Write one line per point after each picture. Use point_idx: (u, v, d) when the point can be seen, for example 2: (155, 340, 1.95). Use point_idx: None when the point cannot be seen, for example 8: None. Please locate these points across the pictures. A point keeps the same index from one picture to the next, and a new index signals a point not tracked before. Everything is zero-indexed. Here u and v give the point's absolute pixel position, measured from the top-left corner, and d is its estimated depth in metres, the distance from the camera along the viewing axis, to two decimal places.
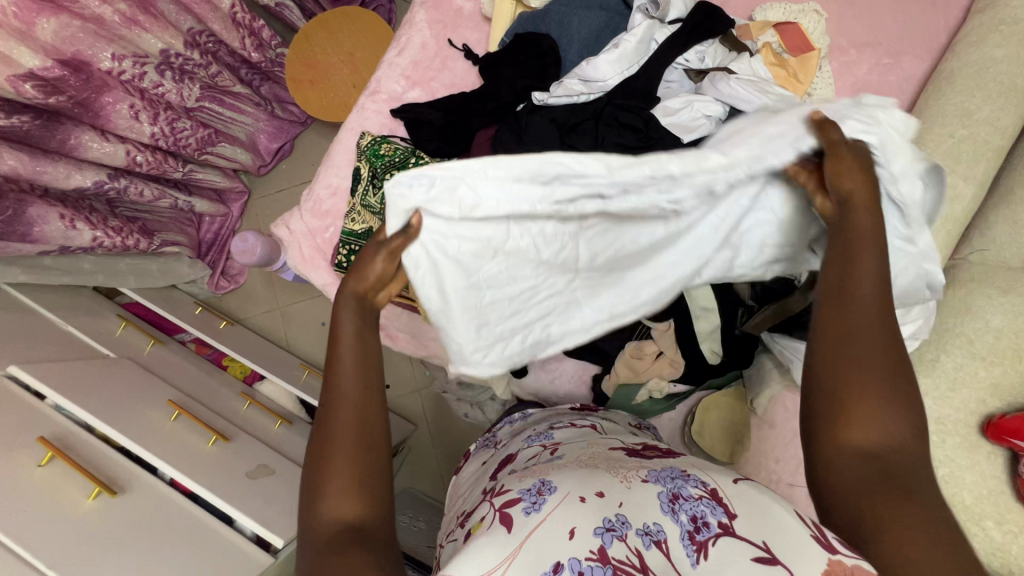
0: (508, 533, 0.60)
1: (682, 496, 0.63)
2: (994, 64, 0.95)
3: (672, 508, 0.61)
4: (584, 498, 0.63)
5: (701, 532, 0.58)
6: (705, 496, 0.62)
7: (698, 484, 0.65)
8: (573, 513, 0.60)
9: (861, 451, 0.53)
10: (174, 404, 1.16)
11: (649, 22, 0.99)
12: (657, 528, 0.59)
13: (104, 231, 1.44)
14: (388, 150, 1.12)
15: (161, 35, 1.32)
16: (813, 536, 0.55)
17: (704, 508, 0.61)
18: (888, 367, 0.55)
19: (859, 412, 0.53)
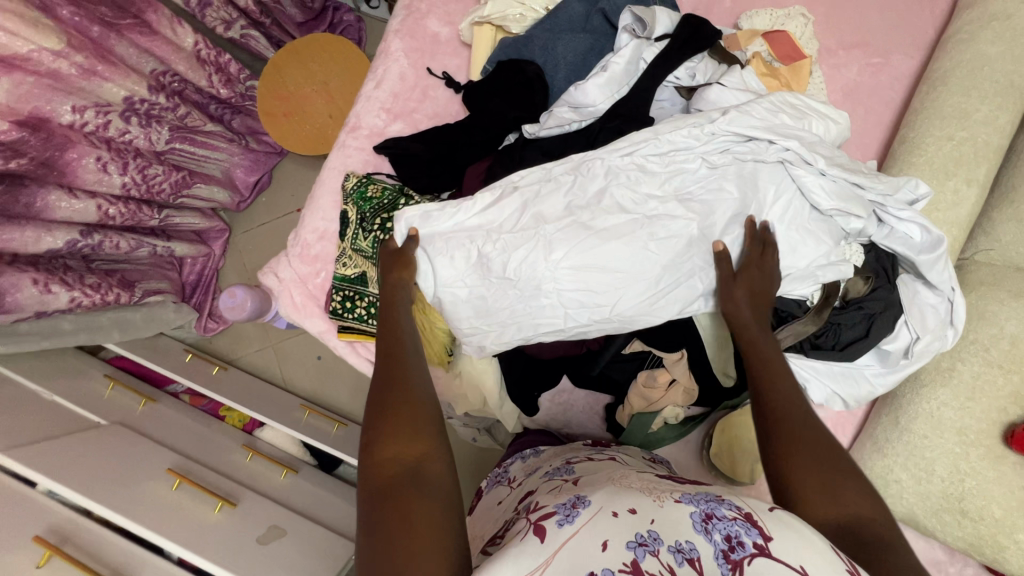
0: (540, 542, 0.60)
1: (716, 515, 0.59)
2: (988, 62, 0.93)
3: (705, 527, 0.58)
4: (617, 513, 0.62)
5: (738, 551, 0.55)
6: (739, 517, 0.59)
7: (731, 506, 0.61)
8: (603, 527, 0.60)
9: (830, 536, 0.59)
10: (175, 472, 1.12)
11: (636, 41, 0.95)
12: (689, 546, 0.57)
13: (81, 291, 1.38)
14: (375, 191, 1.08)
15: (123, 82, 1.25)
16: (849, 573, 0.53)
17: (738, 528, 0.58)
18: (831, 460, 0.62)
19: (815, 503, 0.59)
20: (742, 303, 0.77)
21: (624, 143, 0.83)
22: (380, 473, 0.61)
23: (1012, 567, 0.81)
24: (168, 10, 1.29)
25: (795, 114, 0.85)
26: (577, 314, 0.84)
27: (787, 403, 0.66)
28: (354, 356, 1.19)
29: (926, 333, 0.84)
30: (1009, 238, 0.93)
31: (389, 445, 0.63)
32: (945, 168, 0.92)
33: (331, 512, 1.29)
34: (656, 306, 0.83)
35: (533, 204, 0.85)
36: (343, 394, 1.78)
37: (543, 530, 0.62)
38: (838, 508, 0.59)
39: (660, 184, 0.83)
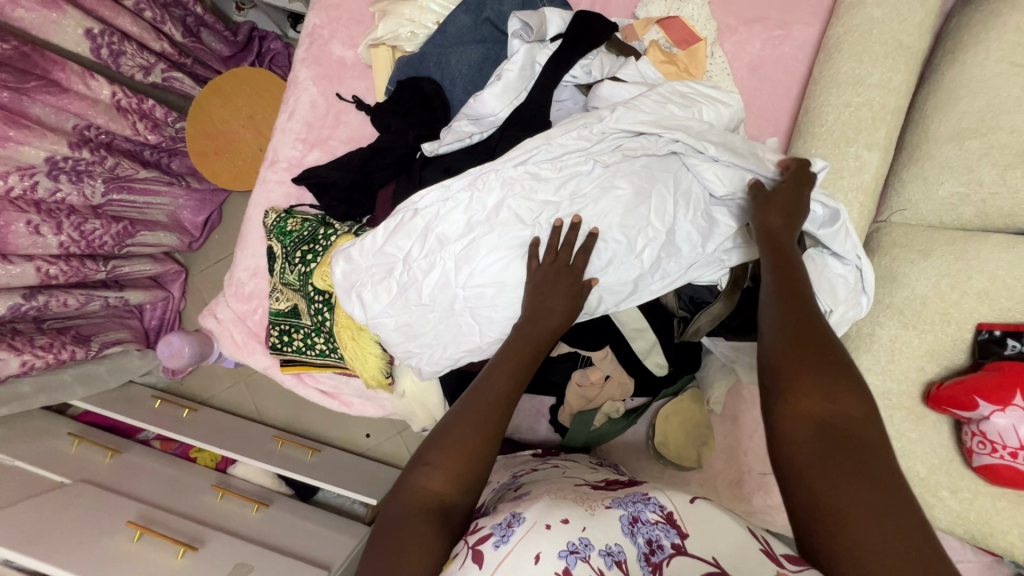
0: (480, 568, 0.59)
1: (641, 518, 0.64)
2: (877, 25, 0.93)
3: (631, 530, 0.63)
4: (549, 525, 0.61)
5: (657, 553, 0.61)
6: (661, 519, 0.64)
7: (656, 506, 0.66)
8: (535, 541, 0.60)
9: (805, 428, 0.55)
10: (135, 523, 1.15)
11: (526, 47, 0.95)
12: (618, 549, 0.60)
13: (32, 354, 1.38)
14: (294, 224, 1.08)
15: (41, 144, 1.26)
16: (761, 549, 0.61)
17: (660, 532, 0.63)
18: (835, 372, 0.58)
19: (805, 398, 0.56)
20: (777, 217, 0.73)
21: (516, 153, 0.83)
22: (419, 496, 0.62)
23: (942, 523, 0.82)
24: (77, 65, 1.29)
25: (684, 104, 0.86)
26: (489, 333, 0.86)
27: (802, 317, 0.63)
28: (302, 387, 1.20)
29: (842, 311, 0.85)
30: (919, 196, 0.92)
31: (445, 478, 0.62)
32: (844, 135, 0.92)
33: (305, 540, 1.32)
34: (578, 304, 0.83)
35: (436, 227, 0.85)
36: (316, 422, 1.79)
37: (479, 558, 0.60)
38: (830, 403, 0.56)
39: (556, 190, 0.83)
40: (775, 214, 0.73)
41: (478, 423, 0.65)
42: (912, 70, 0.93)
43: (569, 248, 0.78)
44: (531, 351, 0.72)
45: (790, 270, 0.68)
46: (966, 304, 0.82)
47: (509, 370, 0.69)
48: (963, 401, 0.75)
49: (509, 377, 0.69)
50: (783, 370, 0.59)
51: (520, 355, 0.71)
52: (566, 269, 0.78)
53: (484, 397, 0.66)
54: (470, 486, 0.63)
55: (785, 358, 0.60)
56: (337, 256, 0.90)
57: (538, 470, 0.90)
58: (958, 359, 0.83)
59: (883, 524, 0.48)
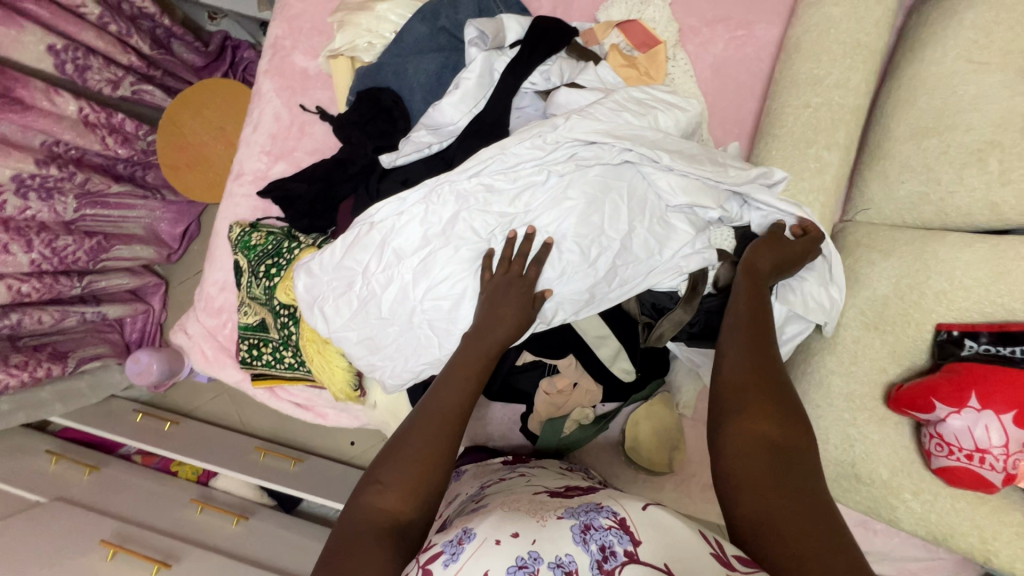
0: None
1: (593, 525, 0.57)
2: (834, 24, 0.93)
3: (582, 538, 0.55)
4: (498, 540, 0.56)
5: (609, 561, 0.53)
6: (615, 525, 0.57)
7: (609, 513, 0.59)
8: (485, 557, 0.55)
9: (753, 445, 0.58)
10: (108, 542, 1.14)
11: (484, 53, 0.93)
12: (568, 559, 0.53)
13: (6, 372, 1.37)
14: (259, 238, 1.07)
15: (7, 162, 1.25)
16: (714, 554, 0.53)
17: (613, 538, 0.55)
18: (785, 401, 0.62)
19: (753, 417, 0.60)
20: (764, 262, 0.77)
21: (470, 164, 0.82)
22: (372, 515, 0.60)
23: (906, 525, 0.82)
24: (41, 81, 1.28)
25: (641, 110, 0.86)
26: (449, 346, 0.86)
27: (762, 351, 0.68)
28: (276, 401, 1.20)
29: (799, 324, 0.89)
30: (881, 195, 0.92)
31: (397, 494, 0.61)
32: (804, 136, 0.92)
33: (285, 553, 1.32)
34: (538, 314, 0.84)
35: (392, 241, 0.84)
36: (300, 432, 1.79)
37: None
38: (778, 427, 0.59)
39: (511, 201, 0.83)
40: (765, 254, 0.78)
41: (429, 439, 0.64)
42: (871, 69, 0.93)
43: (522, 258, 0.79)
44: (484, 360, 0.72)
45: (758, 301, 0.73)
46: (925, 304, 0.82)
47: (461, 380, 0.69)
48: (921, 404, 0.75)
49: (463, 388, 0.69)
50: (740, 394, 0.63)
51: (471, 364, 0.71)
52: (519, 279, 0.78)
53: (436, 413, 0.66)
54: (422, 499, 0.61)
55: (741, 384, 0.64)
56: (298, 268, 0.89)
57: (505, 479, 0.85)
58: (919, 359, 0.82)
59: (814, 528, 0.50)
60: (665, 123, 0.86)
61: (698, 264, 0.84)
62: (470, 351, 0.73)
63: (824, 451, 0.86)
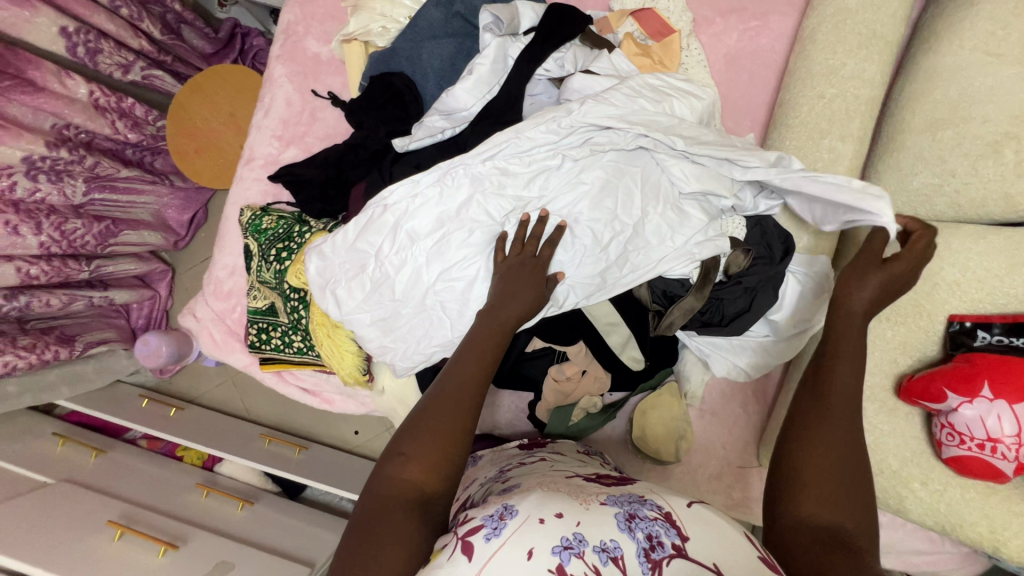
0: (467, 561, 0.55)
1: (638, 514, 0.58)
2: (851, 15, 0.92)
3: (629, 525, 0.57)
4: (543, 519, 0.57)
5: (657, 550, 0.55)
6: (660, 517, 0.58)
7: (653, 506, 0.60)
8: (528, 536, 0.56)
9: (808, 535, 0.56)
10: (116, 523, 1.15)
11: (499, 39, 0.94)
12: (614, 545, 0.55)
13: (13, 354, 1.37)
14: (270, 221, 1.08)
15: (17, 143, 1.25)
16: (762, 558, 0.56)
17: (659, 528, 0.57)
18: (846, 477, 0.57)
19: (808, 499, 0.57)
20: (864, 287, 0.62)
21: (484, 147, 0.82)
22: (396, 486, 0.60)
23: (914, 515, 0.82)
24: (51, 63, 1.28)
25: (656, 95, 0.86)
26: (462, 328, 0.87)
27: (841, 413, 0.60)
28: (283, 385, 1.20)
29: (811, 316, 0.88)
30: (894, 187, 0.92)
31: (419, 466, 0.61)
32: (818, 127, 0.92)
33: (290, 538, 1.32)
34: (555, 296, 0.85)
35: (406, 222, 0.84)
36: (303, 420, 1.79)
37: (465, 551, 0.56)
38: (835, 511, 0.56)
39: (526, 185, 0.83)
40: (857, 289, 0.63)
41: (451, 419, 0.64)
42: (887, 61, 0.92)
43: (535, 240, 0.79)
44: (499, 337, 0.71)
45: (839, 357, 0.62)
46: (938, 295, 0.81)
47: (479, 360, 0.69)
48: (932, 393, 0.75)
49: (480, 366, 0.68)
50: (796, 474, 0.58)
51: (489, 346, 0.70)
52: (532, 259, 0.78)
53: (455, 393, 0.65)
54: (444, 470, 0.61)
55: (803, 457, 0.59)
56: (311, 249, 0.88)
57: (525, 464, 0.85)
58: (930, 351, 0.82)
59: None
60: (680, 107, 0.86)
61: (712, 251, 0.84)
62: (486, 333, 0.71)
63: None
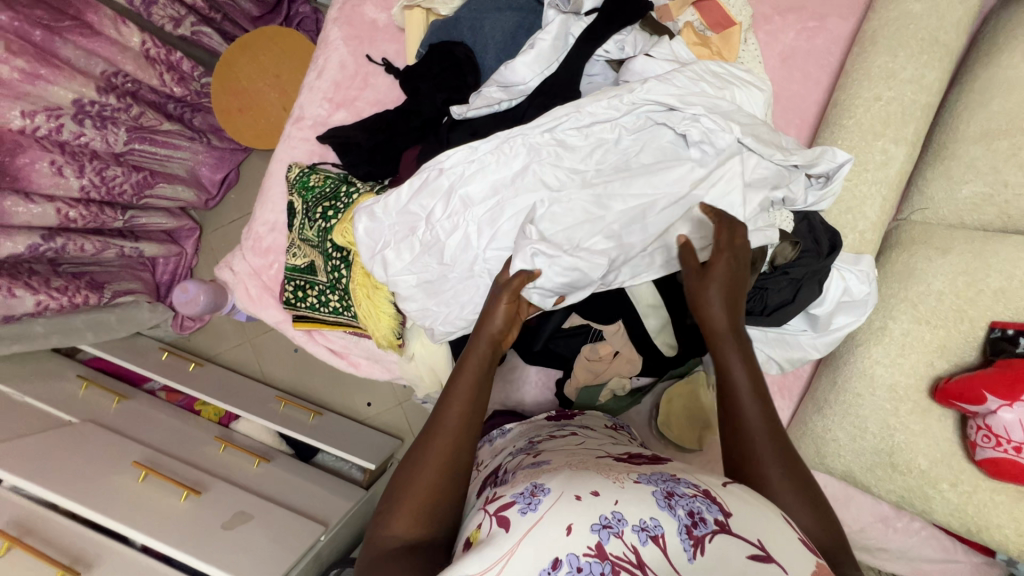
0: (505, 533, 0.56)
1: (677, 492, 0.58)
2: (913, 20, 0.93)
3: (668, 503, 0.56)
4: (579, 496, 0.57)
5: (699, 527, 0.54)
6: (699, 494, 0.58)
7: (689, 484, 0.60)
8: (565, 511, 0.56)
9: None
10: (140, 464, 1.16)
11: (561, 16, 0.94)
12: (653, 522, 0.54)
13: (47, 294, 1.39)
14: (317, 180, 1.09)
15: (70, 85, 1.27)
16: (800, 539, 0.55)
17: (700, 505, 0.56)
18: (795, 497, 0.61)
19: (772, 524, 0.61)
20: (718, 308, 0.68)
21: (545, 119, 0.84)
22: (385, 540, 0.60)
23: (939, 515, 0.84)
24: (110, 10, 1.32)
25: (718, 82, 0.87)
26: None
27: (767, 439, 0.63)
28: (312, 344, 1.21)
29: (850, 315, 0.89)
30: (941, 195, 0.93)
31: (405, 519, 0.60)
32: (873, 129, 0.92)
33: (305, 498, 1.33)
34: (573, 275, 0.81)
35: (460, 187, 0.85)
36: (318, 385, 1.79)
37: (505, 524, 0.57)
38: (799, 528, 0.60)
39: (583, 158, 0.85)
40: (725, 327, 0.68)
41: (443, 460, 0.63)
42: (945, 69, 0.93)
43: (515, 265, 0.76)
44: (476, 388, 0.66)
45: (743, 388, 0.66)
46: (981, 302, 0.83)
47: (454, 414, 0.65)
48: (971, 395, 0.76)
49: (457, 422, 0.65)
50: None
51: (464, 402, 0.65)
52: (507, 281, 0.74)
53: (445, 435, 0.64)
54: (432, 518, 0.61)
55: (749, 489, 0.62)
56: (359, 209, 0.90)
57: (557, 436, 0.86)
58: (968, 356, 0.83)
59: None
60: (740, 97, 0.88)
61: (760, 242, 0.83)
62: (459, 388, 0.66)
63: (862, 439, 0.88)
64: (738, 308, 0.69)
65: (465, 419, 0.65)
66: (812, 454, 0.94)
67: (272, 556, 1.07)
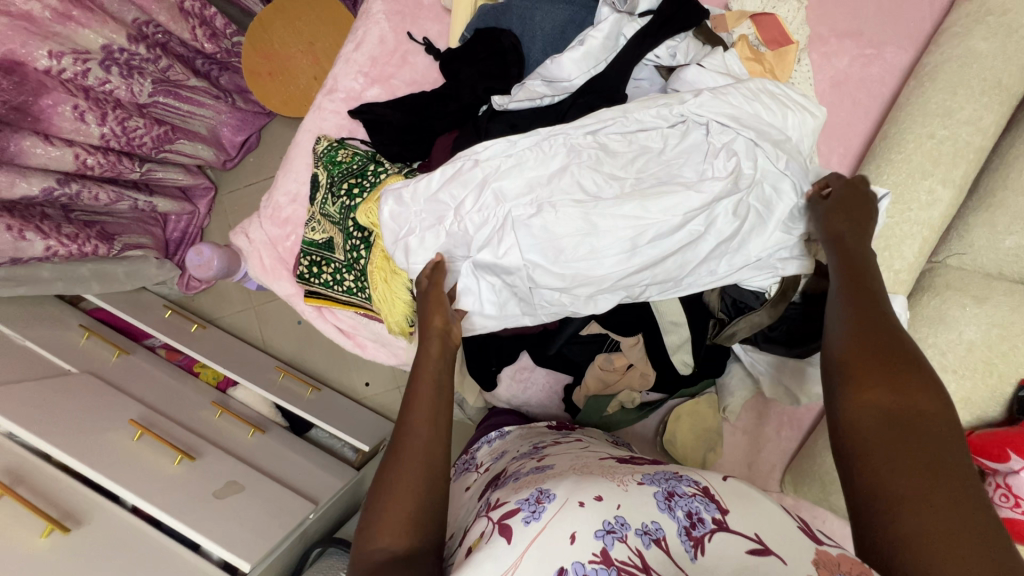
0: (507, 544, 0.54)
1: (677, 492, 0.57)
2: (978, 59, 0.90)
3: (668, 505, 0.56)
4: (582, 502, 0.56)
5: (698, 527, 0.54)
6: (698, 493, 0.57)
7: (690, 482, 0.59)
8: (569, 518, 0.54)
9: (867, 419, 0.51)
10: (137, 423, 1.15)
11: (616, 15, 0.91)
12: (655, 526, 0.53)
13: (57, 240, 1.37)
14: (345, 156, 1.06)
15: (101, 29, 1.24)
16: (801, 528, 0.54)
17: (699, 505, 0.56)
18: (902, 363, 0.53)
19: (865, 386, 0.53)
20: (840, 219, 0.72)
21: (589, 120, 0.82)
22: (370, 556, 0.57)
23: None
24: None
25: (773, 102, 0.83)
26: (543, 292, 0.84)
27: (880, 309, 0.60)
28: (320, 321, 1.19)
29: None
30: (982, 242, 0.90)
31: (389, 530, 0.57)
32: (922, 167, 0.90)
33: (297, 473, 1.32)
34: (606, 265, 0.79)
35: (495, 180, 0.82)
36: (318, 359, 1.77)
37: (507, 531, 0.56)
38: (894, 395, 0.51)
39: (624, 164, 0.82)
40: (839, 221, 0.72)
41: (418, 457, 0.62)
42: (1003, 114, 0.90)
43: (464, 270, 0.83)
44: (433, 388, 0.68)
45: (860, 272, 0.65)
46: (1014, 357, 0.81)
47: (421, 418, 0.65)
48: (994, 452, 0.75)
49: (423, 425, 0.65)
50: (842, 366, 0.56)
51: (425, 407, 0.66)
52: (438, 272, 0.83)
53: (415, 438, 0.63)
54: (417, 526, 0.58)
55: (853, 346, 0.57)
56: (384, 189, 0.88)
57: (561, 442, 0.85)
58: (992, 410, 0.83)
59: (937, 510, 0.43)
60: (791, 122, 0.84)
61: (766, 277, 0.86)
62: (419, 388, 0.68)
63: None
64: (862, 223, 0.72)
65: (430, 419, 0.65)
66: (816, 489, 0.92)
67: (259, 530, 1.06)
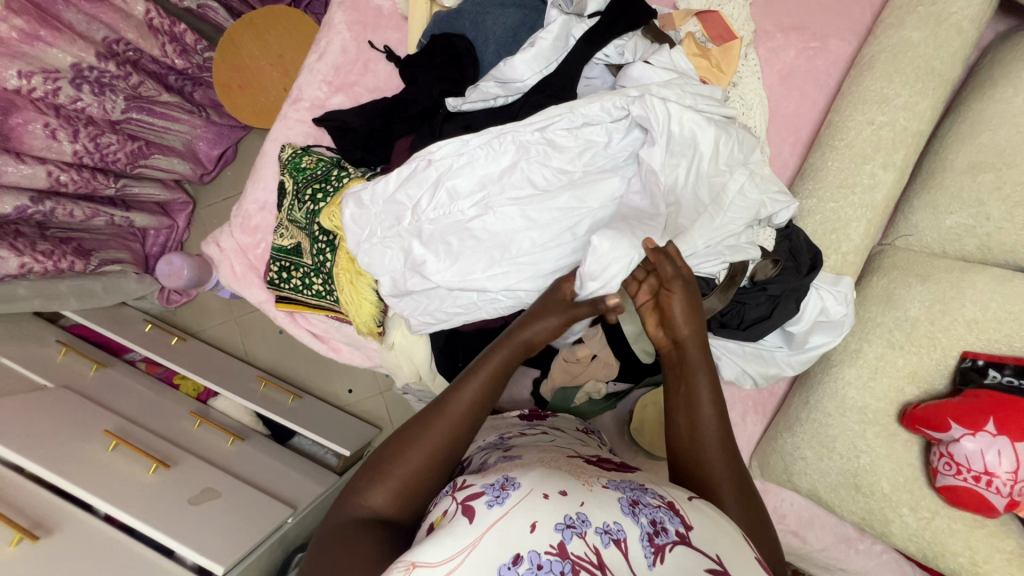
0: (468, 523, 0.54)
1: (642, 501, 0.58)
2: (912, 47, 0.94)
3: (632, 511, 0.56)
4: (547, 494, 0.56)
5: (660, 536, 0.55)
6: (663, 505, 0.58)
7: (655, 495, 0.60)
8: (533, 508, 0.55)
9: None
10: (112, 433, 1.16)
11: (564, 17, 0.94)
12: (617, 527, 0.54)
13: (32, 257, 1.38)
14: (309, 162, 1.08)
15: (69, 48, 1.27)
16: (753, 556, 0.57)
17: (663, 515, 0.56)
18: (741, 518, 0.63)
19: None
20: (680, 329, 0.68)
21: (538, 117, 0.84)
22: (354, 507, 0.62)
23: (899, 539, 0.86)
24: None
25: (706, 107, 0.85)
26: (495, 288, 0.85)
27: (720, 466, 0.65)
28: (294, 327, 1.20)
29: (831, 323, 0.88)
30: (926, 223, 0.93)
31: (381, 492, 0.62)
32: (863, 152, 0.93)
33: (276, 480, 1.33)
34: (552, 259, 0.83)
35: (448, 179, 0.85)
36: (301, 369, 1.78)
37: (468, 513, 0.55)
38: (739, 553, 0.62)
39: (571, 159, 0.85)
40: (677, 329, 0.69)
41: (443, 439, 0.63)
42: (939, 98, 0.94)
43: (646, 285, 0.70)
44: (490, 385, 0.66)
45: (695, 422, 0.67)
46: (955, 331, 0.84)
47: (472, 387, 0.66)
48: (937, 423, 0.77)
49: (466, 409, 0.65)
50: None
51: (478, 388, 0.66)
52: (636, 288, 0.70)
53: (445, 416, 0.64)
54: (406, 500, 0.62)
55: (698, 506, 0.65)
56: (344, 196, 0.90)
57: (527, 434, 0.85)
58: (939, 384, 0.85)
59: None
60: (720, 148, 0.84)
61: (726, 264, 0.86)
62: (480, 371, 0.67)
63: (829, 459, 0.89)
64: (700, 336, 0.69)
65: (470, 416, 0.65)
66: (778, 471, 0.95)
67: (233, 534, 1.07)
